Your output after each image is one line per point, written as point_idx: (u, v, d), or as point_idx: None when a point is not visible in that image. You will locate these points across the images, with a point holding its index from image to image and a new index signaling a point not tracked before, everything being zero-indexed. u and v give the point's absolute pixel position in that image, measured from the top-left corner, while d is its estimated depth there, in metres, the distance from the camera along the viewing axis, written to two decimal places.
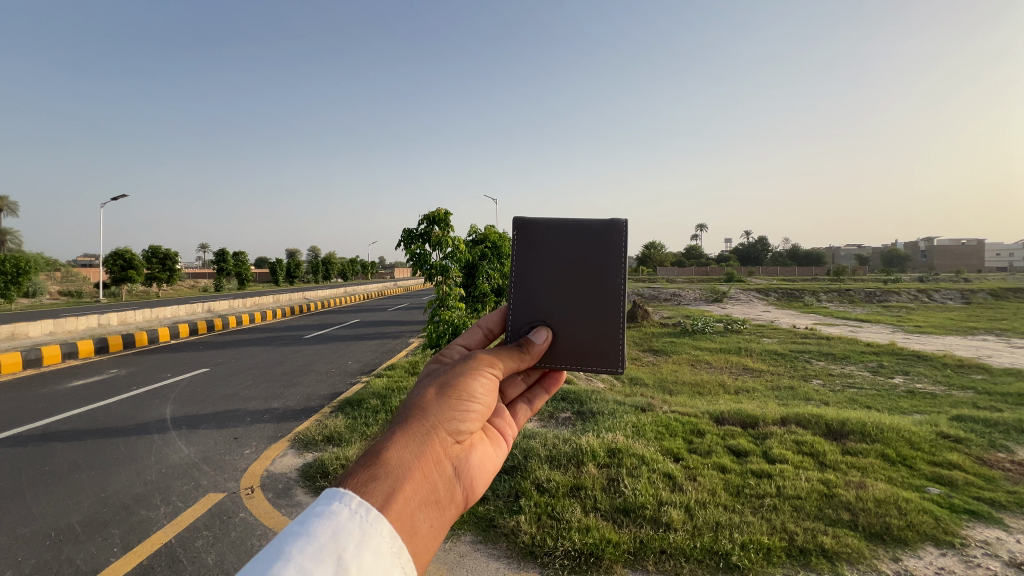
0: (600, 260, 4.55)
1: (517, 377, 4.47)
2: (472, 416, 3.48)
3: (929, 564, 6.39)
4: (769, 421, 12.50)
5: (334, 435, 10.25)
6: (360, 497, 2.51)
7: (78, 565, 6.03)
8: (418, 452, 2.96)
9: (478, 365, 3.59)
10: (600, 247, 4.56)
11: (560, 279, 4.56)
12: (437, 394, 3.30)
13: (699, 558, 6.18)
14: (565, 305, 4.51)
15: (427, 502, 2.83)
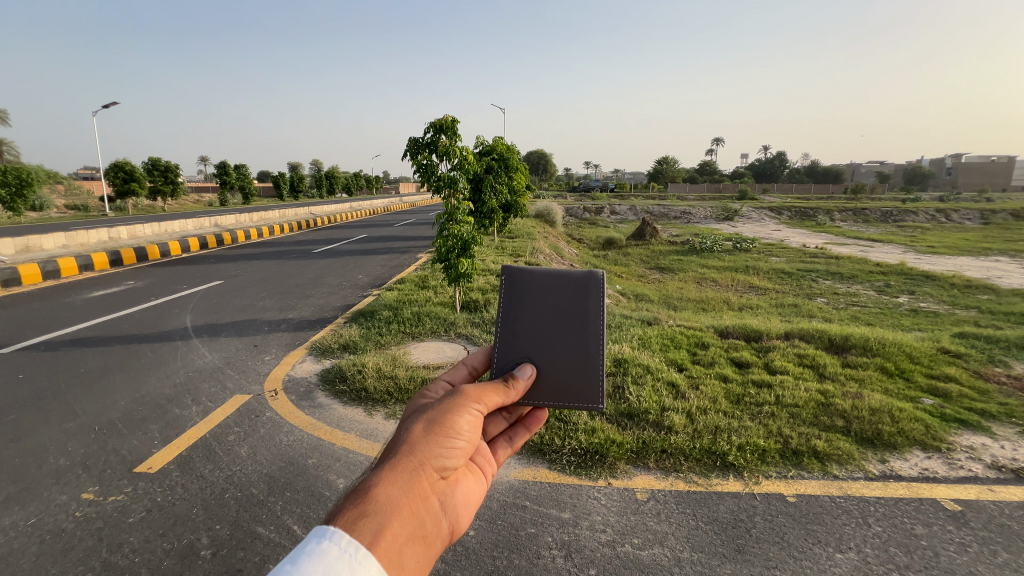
0: (580, 307, 4.36)
1: (500, 415, 4.17)
2: (461, 451, 3.25)
3: (914, 465, 6.78)
4: (772, 336, 12.76)
5: (349, 344, 10.64)
6: (349, 534, 2.28)
7: (124, 454, 6.57)
8: (408, 487, 2.74)
9: (467, 400, 3.37)
10: (580, 295, 4.39)
11: (539, 326, 4.32)
12: (424, 430, 3.08)
13: (698, 457, 6.59)
14: (543, 351, 4.22)
15: (415, 540, 2.58)
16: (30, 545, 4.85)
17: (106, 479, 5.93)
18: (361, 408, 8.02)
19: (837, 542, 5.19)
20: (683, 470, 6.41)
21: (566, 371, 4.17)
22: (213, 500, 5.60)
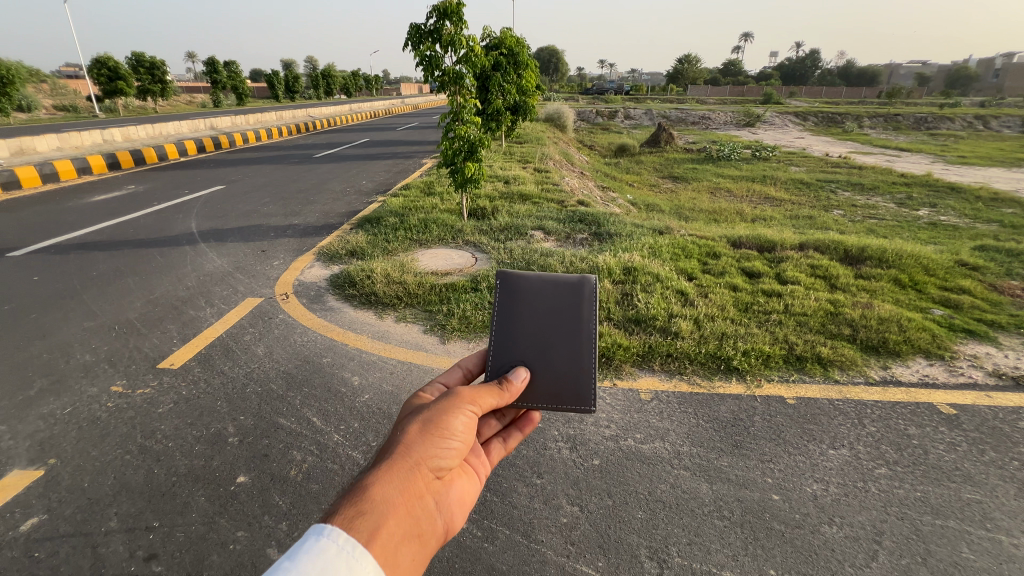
0: (572, 313, 4.17)
1: (493, 417, 3.92)
2: (459, 451, 3.06)
3: (915, 372, 6.91)
4: (786, 246, 12.48)
5: (357, 250, 10.55)
6: (348, 530, 2.19)
7: (146, 352, 6.80)
8: (404, 485, 2.58)
9: (465, 400, 3.17)
10: (573, 297, 4.21)
11: (531, 329, 4.10)
12: (420, 429, 2.91)
13: (702, 361, 6.74)
14: (536, 353, 4.01)
15: (410, 540, 2.42)
16: (70, 431, 5.18)
17: (132, 374, 6.20)
18: (372, 312, 8.12)
19: (831, 440, 5.41)
20: (687, 372, 6.57)
21: (559, 374, 3.99)
22: (235, 394, 5.87)
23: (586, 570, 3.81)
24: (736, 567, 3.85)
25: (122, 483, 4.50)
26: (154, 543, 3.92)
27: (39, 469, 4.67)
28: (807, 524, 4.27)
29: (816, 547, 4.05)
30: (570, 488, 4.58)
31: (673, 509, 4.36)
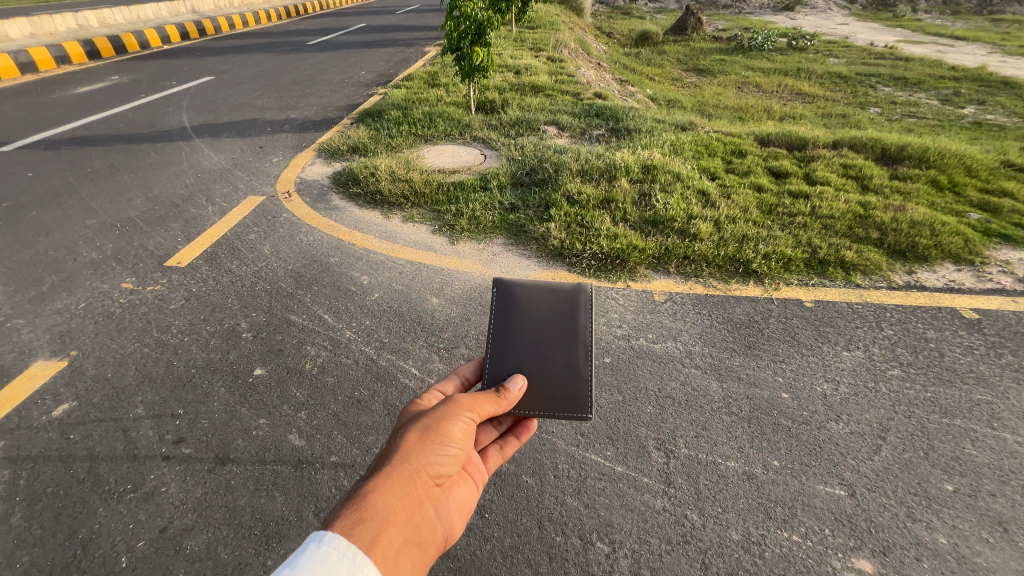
0: (565, 319, 3.58)
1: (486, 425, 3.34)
2: (461, 455, 2.72)
3: (941, 277, 6.64)
4: (818, 145, 11.55)
5: (358, 146, 9.92)
6: (350, 535, 1.99)
7: (152, 250, 6.68)
8: (403, 492, 2.30)
9: (467, 403, 2.81)
10: (571, 303, 3.62)
11: (523, 336, 3.51)
12: (417, 433, 2.59)
13: (720, 265, 6.50)
14: (528, 363, 3.44)
15: (412, 553, 2.16)
16: (87, 326, 5.23)
17: (139, 271, 6.14)
18: (377, 211, 7.81)
19: (847, 342, 5.33)
20: (703, 276, 6.37)
21: (554, 384, 3.42)
22: (245, 292, 5.83)
23: (595, 458, 3.94)
24: (740, 458, 3.97)
25: (143, 374, 4.62)
26: (181, 428, 4.09)
27: (63, 360, 4.79)
28: (814, 421, 4.33)
29: (821, 440, 4.14)
30: None
31: (682, 405, 4.42)
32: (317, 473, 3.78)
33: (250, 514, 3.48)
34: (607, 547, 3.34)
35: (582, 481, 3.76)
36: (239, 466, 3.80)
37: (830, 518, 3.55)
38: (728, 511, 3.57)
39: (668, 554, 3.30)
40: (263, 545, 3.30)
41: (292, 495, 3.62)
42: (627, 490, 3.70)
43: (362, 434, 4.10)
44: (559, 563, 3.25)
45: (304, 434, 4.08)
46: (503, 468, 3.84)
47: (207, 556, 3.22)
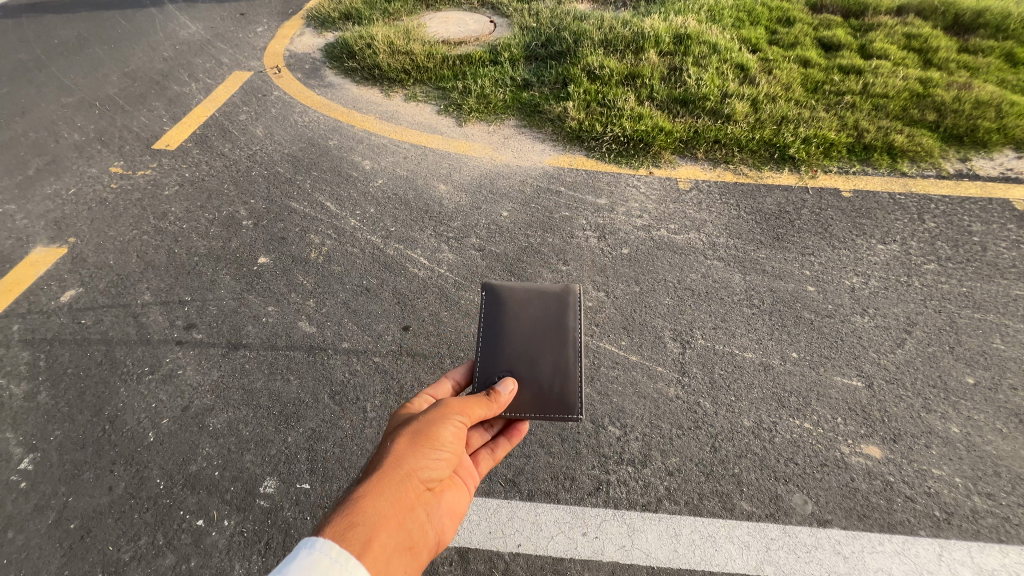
0: (552, 323, 3.22)
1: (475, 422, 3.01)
2: (457, 457, 2.50)
3: (998, 166, 6.01)
4: (880, 11, 9.96)
5: (351, 13, 8.73)
6: (341, 542, 1.82)
7: (138, 132, 6.20)
8: (393, 497, 2.09)
9: (462, 405, 2.57)
10: (559, 306, 3.27)
11: (505, 340, 3.16)
12: (406, 435, 2.36)
13: (753, 150, 5.92)
14: (513, 369, 3.08)
15: (403, 559, 1.98)
16: (82, 212, 5.01)
17: (127, 153, 5.73)
18: (377, 89, 7.07)
19: (883, 235, 4.97)
20: (733, 162, 5.82)
21: (543, 392, 3.04)
22: (240, 177, 5.47)
23: (609, 348, 3.87)
24: (758, 350, 3.88)
25: (146, 261, 4.49)
26: (190, 314, 4.05)
27: (63, 247, 4.65)
28: (839, 315, 4.16)
29: (843, 334, 4.01)
30: (596, 276, 4.42)
31: (702, 297, 4.25)
32: (329, 359, 3.78)
33: (267, 396, 3.54)
34: (619, 430, 3.37)
35: (596, 370, 3.72)
36: (252, 351, 3.81)
37: (844, 407, 3.53)
38: (741, 400, 3.55)
39: (679, 437, 3.33)
40: (282, 424, 3.39)
41: (307, 379, 3.66)
42: (641, 379, 3.67)
43: (372, 322, 4.03)
44: (571, 444, 3.31)
45: (314, 322, 4.03)
46: None
47: (230, 433, 3.33)
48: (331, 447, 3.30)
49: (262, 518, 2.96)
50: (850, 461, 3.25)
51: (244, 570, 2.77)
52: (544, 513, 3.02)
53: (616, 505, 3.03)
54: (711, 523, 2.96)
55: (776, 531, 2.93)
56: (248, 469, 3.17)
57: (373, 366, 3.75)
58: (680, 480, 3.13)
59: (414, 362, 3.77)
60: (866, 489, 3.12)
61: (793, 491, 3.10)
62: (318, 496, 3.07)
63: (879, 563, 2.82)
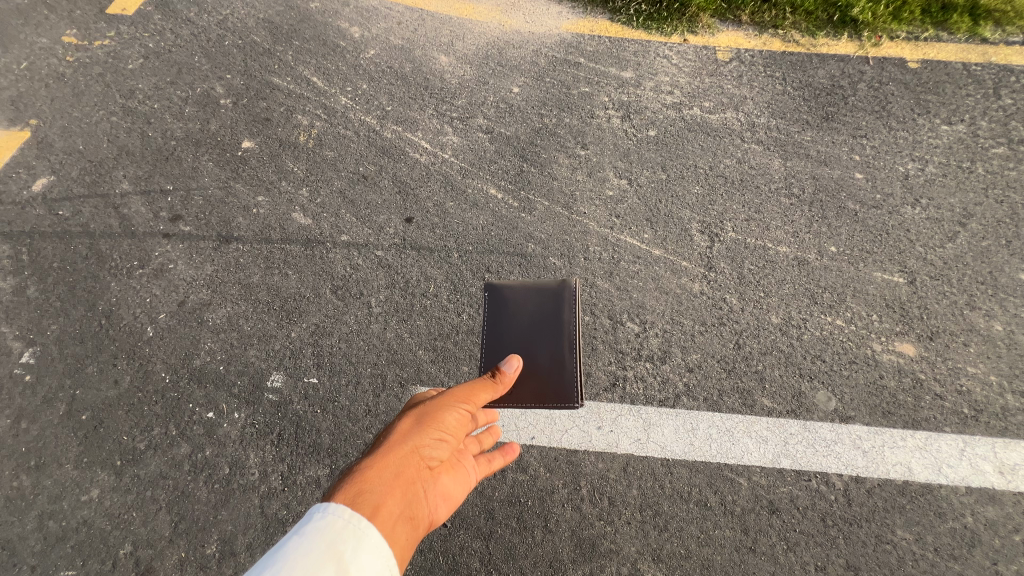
0: (550, 318, 3.12)
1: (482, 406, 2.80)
2: (464, 442, 2.27)
3: None
4: None
5: None
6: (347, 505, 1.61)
7: None
8: (398, 471, 1.89)
9: (469, 390, 2.38)
10: (556, 300, 3.19)
11: (505, 337, 3.09)
12: (411, 417, 2.18)
13: (811, 10, 4.80)
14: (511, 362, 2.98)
15: (405, 528, 1.71)
16: (39, 90, 4.44)
17: (75, 15, 4.90)
18: None
19: (949, 112, 4.27)
20: (785, 25, 4.76)
21: (542, 385, 2.88)
22: (210, 45, 4.73)
23: (631, 241, 3.55)
24: (793, 243, 3.55)
25: (120, 147, 4.05)
26: (175, 205, 3.72)
27: (25, 131, 4.18)
28: (887, 205, 3.73)
29: (889, 226, 3.62)
30: (619, 161, 3.94)
31: (735, 185, 3.81)
32: (329, 252, 3.52)
33: (266, 290, 3.35)
34: (638, 327, 3.18)
35: (615, 264, 3.44)
36: (246, 245, 3.54)
37: (880, 304, 3.29)
38: (770, 297, 3.31)
39: (701, 334, 3.15)
40: (285, 320, 3.24)
41: (307, 273, 3.43)
42: (663, 274, 3.41)
43: (372, 214, 3.69)
44: (587, 340, 3.15)
45: (309, 213, 3.70)
46: (529, 250, 3.51)
47: (231, 328, 3.20)
48: (337, 342, 3.17)
49: (272, 410, 2.93)
50: (881, 358, 3.08)
51: (259, 458, 2.78)
52: (559, 407, 2.95)
53: (632, 400, 2.94)
54: (729, 417, 2.88)
55: (795, 426, 2.86)
56: (254, 364, 3.08)
57: (375, 260, 3.49)
58: (700, 377, 3.01)
59: (420, 256, 3.51)
60: (895, 386, 2.99)
61: (816, 388, 2.98)
62: (327, 390, 3.00)
63: (898, 457, 2.77)
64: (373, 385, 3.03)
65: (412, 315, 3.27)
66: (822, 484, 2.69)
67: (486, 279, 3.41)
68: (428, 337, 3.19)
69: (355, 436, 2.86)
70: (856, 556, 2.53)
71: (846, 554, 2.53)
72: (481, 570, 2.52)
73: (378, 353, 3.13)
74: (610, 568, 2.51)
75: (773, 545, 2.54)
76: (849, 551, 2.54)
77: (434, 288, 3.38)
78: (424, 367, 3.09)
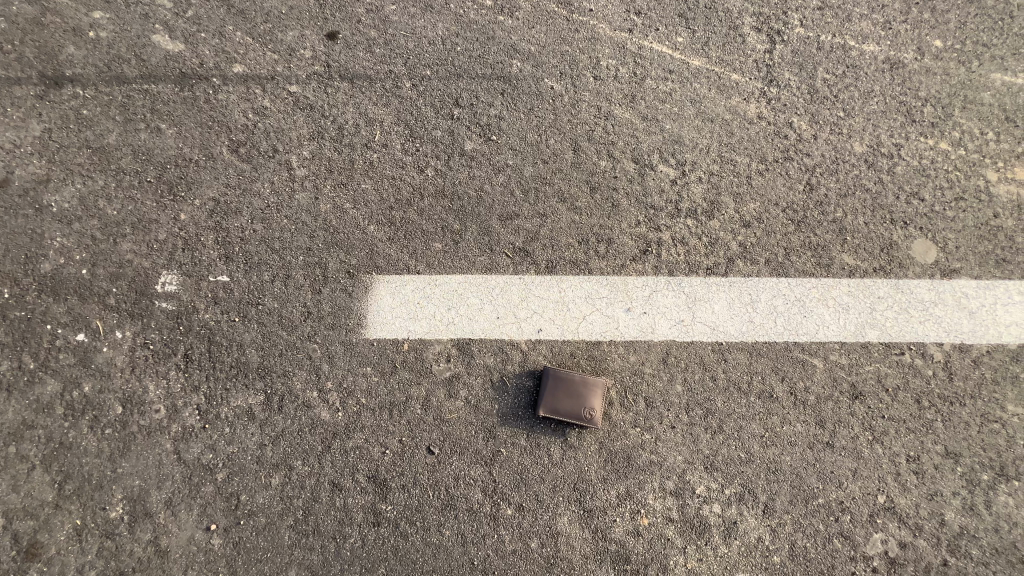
0: (576, 388, 2.14)
1: (532, 385, 2.18)
2: None
3: None
4: None
5: None
6: None
7: None
8: None
9: None
10: (584, 385, 2.14)
11: (494, 308, 2.24)
12: None
13: None
14: (487, 331, 2.22)
15: None
16: None
17: None
18: None
19: None
20: None
21: (558, 400, 2.13)
22: None
23: (660, 50, 2.51)
24: (885, 38, 2.54)
25: None
26: None
27: None
28: None
29: (1018, 4, 2.59)
30: None
31: None
32: (218, 92, 2.37)
33: (131, 156, 2.28)
34: (675, 170, 2.39)
35: (639, 86, 2.46)
36: (86, 87, 2.34)
37: (996, 117, 2.49)
38: (853, 116, 2.47)
39: (761, 175, 2.40)
40: (166, 196, 2.25)
41: (188, 125, 2.33)
42: (706, 96, 2.47)
43: (275, 28, 2.46)
44: (603, 193, 2.35)
45: (176, 32, 2.43)
46: (514, 71, 2.45)
47: (87, 214, 2.21)
48: (251, 223, 2.25)
49: (172, 325, 2.15)
50: (995, 191, 2.42)
51: (164, 391, 2.11)
52: (573, 287, 2.27)
53: (671, 272, 2.31)
54: (800, 284, 2.32)
55: (885, 289, 2.33)
56: (132, 263, 2.19)
57: (290, 100, 2.38)
58: (760, 233, 2.35)
59: (355, 90, 2.40)
60: (1011, 227, 2.39)
61: (912, 237, 2.37)
62: (246, 291, 2.20)
63: (998, 316, 2.30)
64: (310, 280, 2.22)
65: (355, 175, 2.31)
66: (917, 358, 2.27)
67: (455, 116, 2.39)
68: (380, 207, 2.29)
69: (295, 349, 2.16)
70: (924, 440, 2.20)
71: (912, 439, 2.21)
72: (484, 503, 2.07)
73: (312, 234, 2.26)
74: (652, 484, 2.13)
75: (817, 436, 2.20)
76: (908, 439, 2.21)
77: (382, 135, 2.36)
78: (379, 249, 2.26)
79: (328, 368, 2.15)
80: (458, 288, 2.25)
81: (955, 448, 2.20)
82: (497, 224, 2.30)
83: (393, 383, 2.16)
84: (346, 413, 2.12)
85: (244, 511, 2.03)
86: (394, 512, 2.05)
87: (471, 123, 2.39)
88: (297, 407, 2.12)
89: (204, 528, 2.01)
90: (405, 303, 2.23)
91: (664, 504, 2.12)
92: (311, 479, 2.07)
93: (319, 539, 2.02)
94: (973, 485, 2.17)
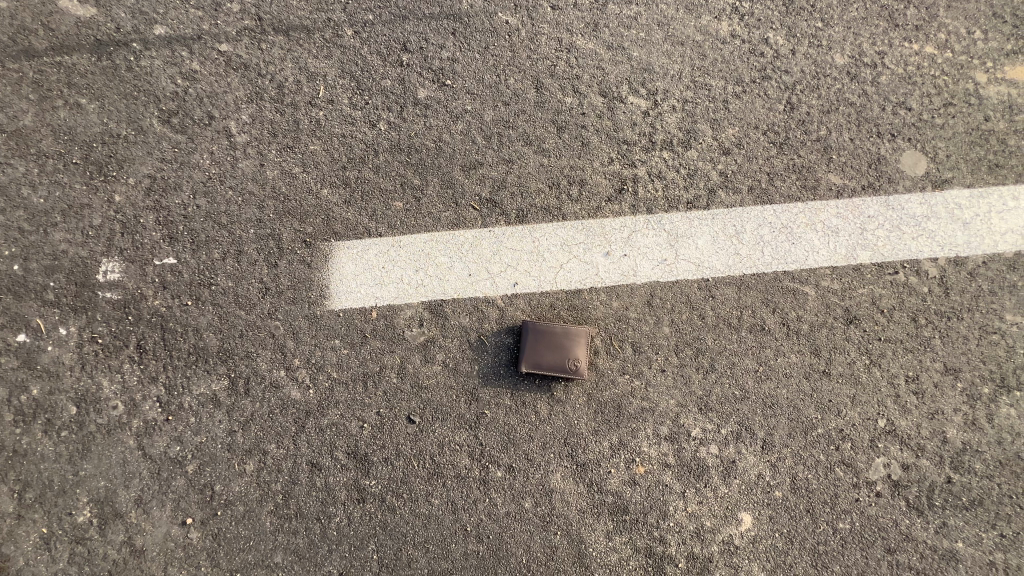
0: (560, 338, 2.02)
1: (514, 342, 2.07)
2: None
3: None
4: None
5: None
6: None
7: None
8: None
9: None
10: (569, 335, 2.02)
11: (465, 267, 2.11)
12: None
13: None
14: (459, 291, 2.09)
15: None
16: None
17: None
18: None
19: None
20: None
21: (542, 354, 2.02)
22: None
23: None
24: None
25: None
26: None
27: None
28: None
29: None
30: None
31: None
32: (139, 58, 2.15)
33: (51, 137, 2.08)
34: (647, 100, 2.22)
35: (601, 12, 2.27)
36: None
37: (984, 14, 2.33)
38: (832, 26, 2.30)
39: (738, 98, 2.25)
40: (96, 177, 2.07)
41: (111, 98, 2.12)
42: (674, 17, 2.29)
43: None
44: (571, 132, 2.19)
45: None
46: (464, 8, 2.24)
47: (11, 206, 2.03)
48: (193, 198, 2.08)
49: (119, 316, 2.01)
50: (985, 94, 2.28)
51: (120, 386, 1.98)
52: (547, 236, 2.14)
53: (649, 210, 2.18)
54: (786, 211, 2.20)
55: (874, 208, 2.22)
56: (67, 254, 2.02)
57: (220, 61, 2.16)
58: (741, 160, 2.22)
59: (292, 43, 2.19)
60: (1003, 130, 2.27)
61: (900, 149, 2.25)
62: (196, 272, 2.04)
63: (993, 225, 2.21)
64: (265, 254, 2.07)
65: (301, 137, 2.13)
66: (912, 276, 2.18)
67: (404, 62, 2.20)
68: (332, 168, 2.12)
69: (256, 329, 2.03)
70: (923, 359, 2.14)
71: (909, 360, 2.14)
72: (473, 468, 1.99)
73: (261, 204, 2.09)
74: (645, 431, 2.05)
75: (813, 366, 2.12)
76: (906, 359, 2.14)
77: (327, 90, 2.17)
78: (335, 213, 2.10)
79: (295, 345, 2.03)
80: (425, 248, 2.11)
81: (955, 365, 2.14)
82: (460, 175, 2.15)
83: (364, 354, 2.04)
84: (318, 389, 2.01)
85: (220, 501, 1.94)
86: (378, 486, 1.97)
87: (423, 69, 2.20)
88: (265, 389, 2.00)
89: (179, 523, 1.92)
90: (370, 269, 2.09)
91: (659, 450, 2.05)
92: (287, 461, 1.97)
93: (303, 522, 1.94)
94: (975, 399, 2.12)
